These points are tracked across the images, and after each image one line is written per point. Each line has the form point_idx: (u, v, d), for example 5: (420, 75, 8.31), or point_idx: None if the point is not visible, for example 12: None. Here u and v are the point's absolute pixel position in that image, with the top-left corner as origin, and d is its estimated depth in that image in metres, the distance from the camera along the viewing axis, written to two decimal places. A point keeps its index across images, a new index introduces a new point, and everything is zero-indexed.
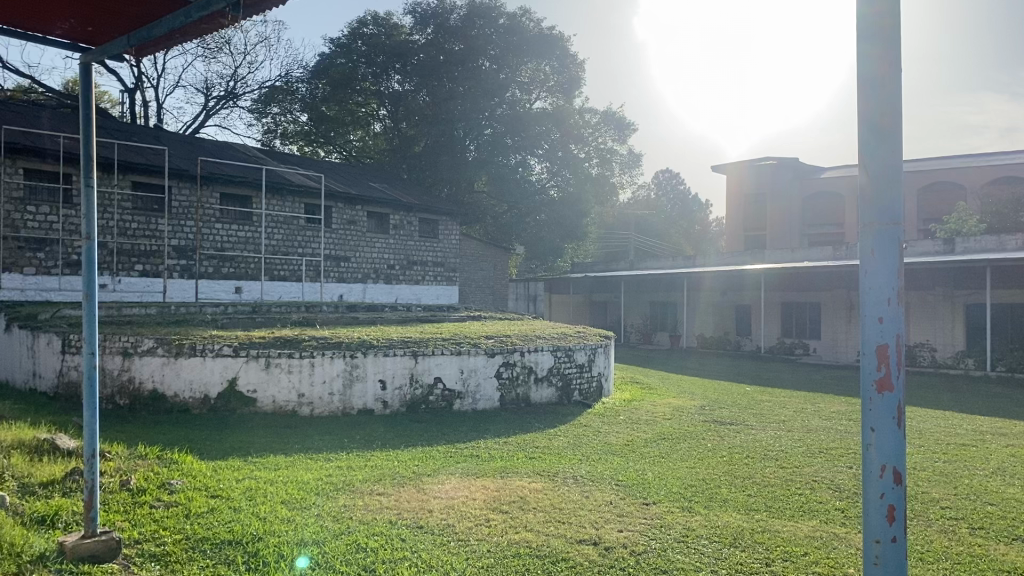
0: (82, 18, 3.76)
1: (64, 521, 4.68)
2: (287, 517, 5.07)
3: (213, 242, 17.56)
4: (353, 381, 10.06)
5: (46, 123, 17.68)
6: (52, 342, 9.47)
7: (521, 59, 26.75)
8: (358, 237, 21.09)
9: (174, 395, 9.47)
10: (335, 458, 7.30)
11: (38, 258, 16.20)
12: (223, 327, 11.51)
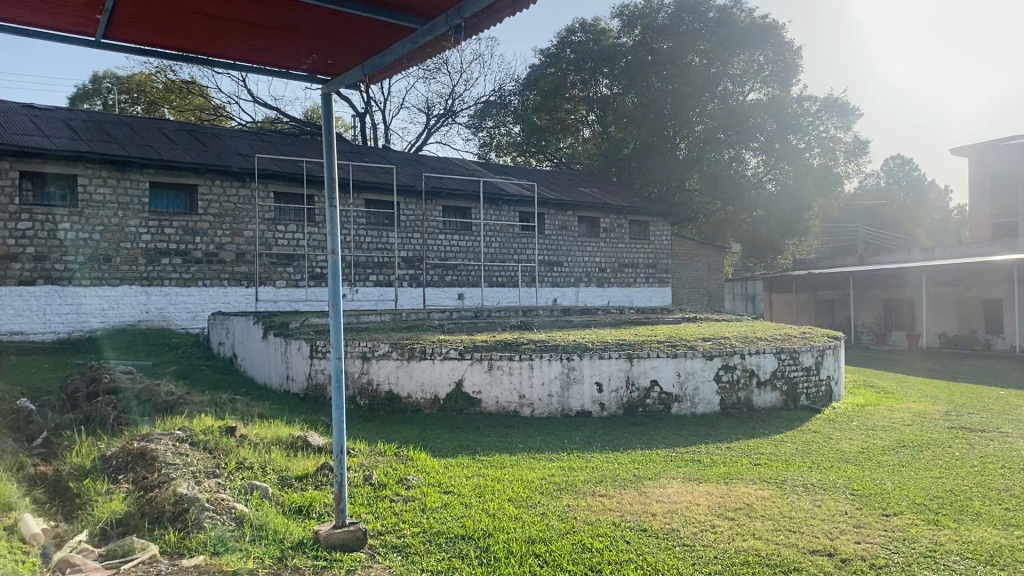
0: (323, 53, 4.14)
1: (318, 511, 5.12)
2: (515, 514, 5.25)
3: (437, 251, 18.62)
4: (570, 383, 10.22)
5: (291, 150, 19.48)
6: (301, 347, 10.42)
7: (733, 52, 25.82)
8: (572, 242, 21.39)
9: (408, 395, 10.07)
10: (557, 458, 7.47)
11: (288, 271, 17.92)
12: (448, 332, 12.13)
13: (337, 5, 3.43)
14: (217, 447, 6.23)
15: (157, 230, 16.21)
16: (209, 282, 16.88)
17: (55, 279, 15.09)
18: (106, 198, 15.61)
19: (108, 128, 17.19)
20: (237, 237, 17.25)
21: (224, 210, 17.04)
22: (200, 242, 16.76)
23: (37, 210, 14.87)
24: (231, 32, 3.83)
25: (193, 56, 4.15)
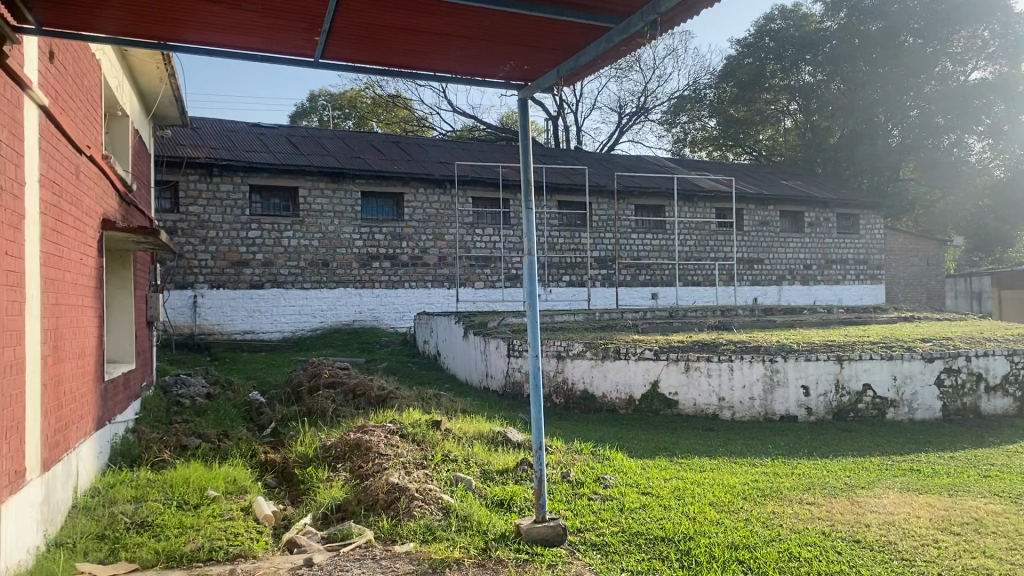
0: (520, 59, 4.24)
1: (518, 505, 5.24)
2: (717, 519, 5.11)
3: (631, 251, 18.57)
4: (774, 386, 9.80)
5: (488, 156, 20.10)
6: (499, 346, 10.72)
7: (954, 28, 23.08)
8: (773, 238, 20.56)
9: (603, 395, 10.10)
10: (761, 464, 7.20)
11: (486, 273, 18.49)
12: (644, 332, 12.03)
13: (530, 9, 3.49)
14: (424, 440, 6.56)
15: (367, 236, 17.26)
16: (414, 284, 17.74)
17: (279, 283, 16.44)
18: (323, 208, 16.82)
19: (323, 142, 18.52)
20: (439, 241, 18.00)
21: (427, 215, 17.86)
22: (406, 246, 17.66)
23: (264, 220, 16.27)
24: (430, 44, 3.98)
25: (395, 67, 4.36)
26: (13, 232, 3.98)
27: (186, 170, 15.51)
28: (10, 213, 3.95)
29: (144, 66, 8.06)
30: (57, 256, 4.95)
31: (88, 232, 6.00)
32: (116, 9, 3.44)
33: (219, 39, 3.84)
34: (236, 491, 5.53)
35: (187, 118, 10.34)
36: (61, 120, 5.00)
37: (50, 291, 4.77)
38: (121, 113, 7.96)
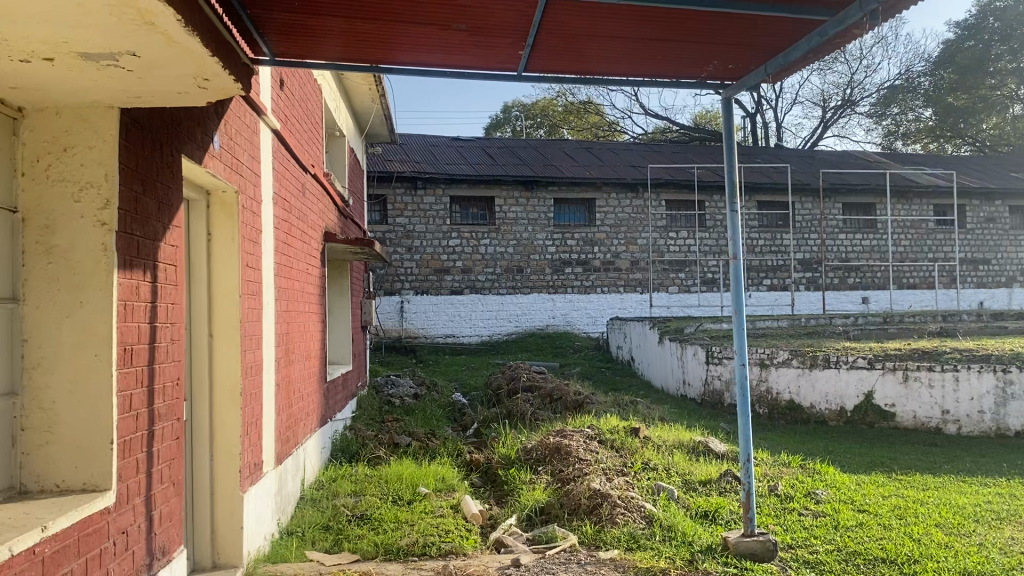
0: (724, 59, 4.13)
1: (725, 518, 5.08)
2: (944, 542, 4.73)
3: (837, 252, 17.65)
4: (1006, 399, 8.86)
5: (682, 159, 19.79)
6: (697, 353, 10.52)
7: None
8: (1001, 235, 18.76)
9: (811, 406, 9.63)
10: (992, 483, 6.58)
11: (681, 278, 18.19)
12: (854, 338, 11.36)
13: (734, 9, 3.39)
14: (623, 447, 6.54)
15: (561, 242, 17.47)
16: (607, 288, 17.76)
17: (478, 289, 16.99)
18: (518, 216, 17.24)
19: (519, 151, 18.98)
20: (632, 246, 17.92)
21: (620, 220, 17.85)
22: (598, 251, 17.73)
23: (464, 228, 16.91)
24: (627, 50, 3.97)
25: (591, 75, 4.39)
26: (252, 245, 4.37)
27: (393, 183, 16.45)
28: (250, 228, 4.35)
29: (358, 88, 8.64)
30: (287, 265, 5.41)
31: (312, 245, 6.50)
32: (336, 39, 3.70)
33: (425, 58, 4.03)
34: (444, 489, 5.77)
35: (396, 135, 10.95)
36: (290, 141, 5.44)
37: (282, 299, 5.21)
38: (339, 134, 8.56)
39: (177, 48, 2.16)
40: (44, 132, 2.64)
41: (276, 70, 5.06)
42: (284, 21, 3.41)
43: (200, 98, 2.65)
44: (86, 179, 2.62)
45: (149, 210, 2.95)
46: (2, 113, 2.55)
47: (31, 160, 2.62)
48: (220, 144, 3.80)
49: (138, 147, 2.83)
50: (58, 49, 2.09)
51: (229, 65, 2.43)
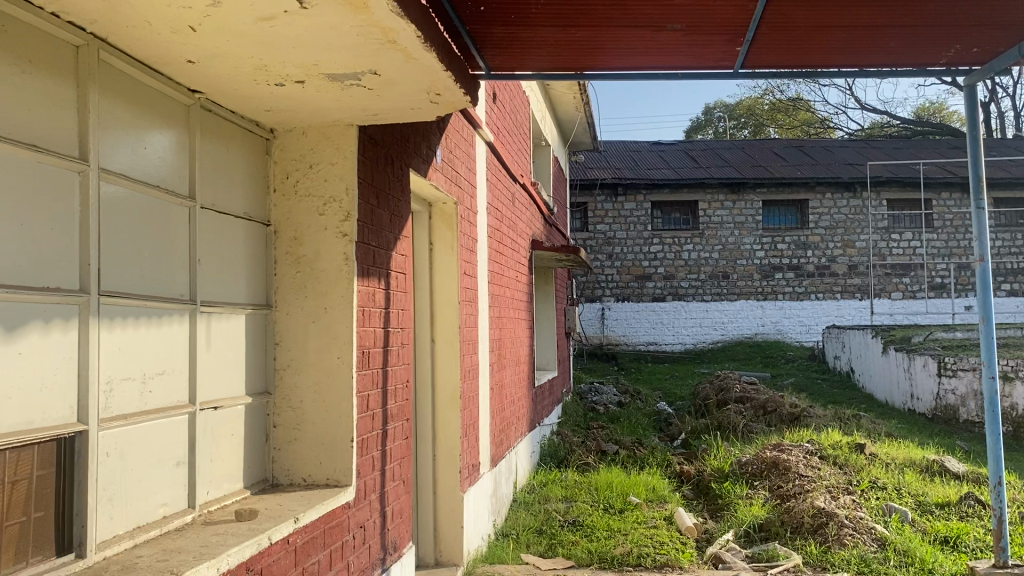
0: (968, 41, 3.76)
1: (970, 546, 4.62)
2: None
3: None
4: None
5: (904, 155, 18.41)
6: (927, 364, 9.72)
7: None
8: None
9: None
10: None
11: (905, 283, 16.92)
12: None
13: None
14: (847, 464, 6.14)
15: (770, 246, 16.77)
16: (822, 295, 16.82)
17: (681, 296, 16.65)
18: (724, 220, 16.79)
19: (723, 153, 18.45)
20: (849, 249, 16.87)
21: (835, 221, 16.90)
22: (811, 256, 16.84)
23: (666, 234, 16.71)
24: (856, 40, 3.72)
25: (812, 68, 4.15)
26: (469, 253, 4.49)
27: (595, 190, 16.63)
28: (468, 237, 4.48)
29: (563, 98, 8.73)
30: (499, 271, 5.53)
31: (521, 253, 6.61)
32: (549, 49, 3.73)
33: (635, 61, 3.97)
34: (656, 500, 5.66)
35: (600, 142, 10.97)
36: (501, 151, 5.57)
37: (495, 305, 5.33)
38: (545, 143, 8.69)
39: (415, 65, 2.25)
40: (293, 151, 2.85)
41: (490, 82, 5.19)
42: (502, 35, 3.48)
43: (431, 113, 2.75)
44: (329, 194, 2.80)
45: (382, 221, 3.10)
46: (257, 135, 2.77)
47: (282, 177, 2.84)
48: (442, 157, 3.96)
49: (372, 163, 2.99)
50: (309, 71, 2.25)
51: (460, 78, 2.50)
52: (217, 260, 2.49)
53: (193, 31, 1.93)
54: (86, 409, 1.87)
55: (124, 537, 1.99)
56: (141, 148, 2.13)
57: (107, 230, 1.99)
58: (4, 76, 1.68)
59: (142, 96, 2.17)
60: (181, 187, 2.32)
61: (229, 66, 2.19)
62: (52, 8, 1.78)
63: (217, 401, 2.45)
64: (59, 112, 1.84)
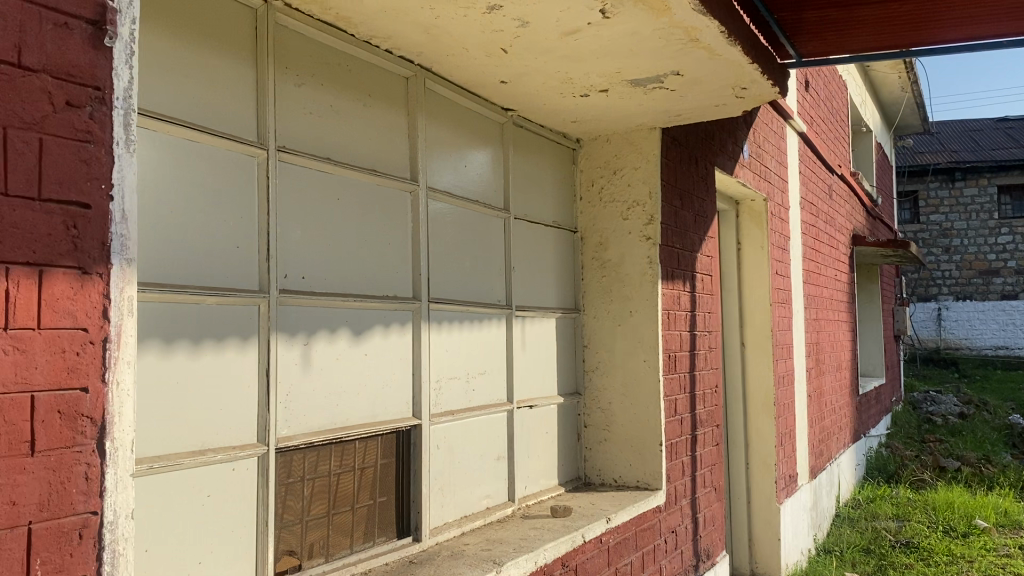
0: None
1: None
2: None
3: None
4: None
5: None
6: None
7: None
8: None
9: None
10: None
11: None
12: None
13: None
14: None
15: None
16: None
17: None
18: None
19: None
20: None
21: None
22: None
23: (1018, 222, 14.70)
24: None
25: None
26: (781, 253, 4.29)
27: (927, 178, 15.19)
28: (779, 235, 4.28)
29: (887, 79, 8.05)
30: (815, 271, 5.22)
31: (840, 249, 6.19)
32: (869, 28, 3.44)
33: (974, 31, 3.52)
34: (1009, 526, 4.99)
35: (932, 125, 9.96)
36: (816, 143, 5.25)
37: (811, 307, 5.04)
38: (866, 130, 8.06)
39: (718, 61, 2.19)
40: (598, 159, 2.91)
41: (802, 71, 4.92)
42: (816, 20, 3.28)
43: (737, 109, 2.67)
44: (633, 198, 2.82)
45: (686, 222, 3.06)
46: (565, 146, 2.87)
47: (588, 184, 2.92)
48: (749, 154, 3.82)
49: (675, 164, 2.96)
50: (612, 79, 2.28)
51: (769, 70, 2.38)
52: (530, 266, 2.63)
53: (505, 52, 2.05)
54: (420, 405, 2.06)
55: (452, 524, 2.16)
56: (460, 166, 2.31)
57: (435, 243, 2.18)
58: (347, 113, 1.92)
59: (462, 118, 2.35)
60: (497, 201, 2.48)
61: (539, 83, 2.29)
62: (386, 46, 1.99)
63: (533, 400, 2.58)
64: (391, 136, 2.05)
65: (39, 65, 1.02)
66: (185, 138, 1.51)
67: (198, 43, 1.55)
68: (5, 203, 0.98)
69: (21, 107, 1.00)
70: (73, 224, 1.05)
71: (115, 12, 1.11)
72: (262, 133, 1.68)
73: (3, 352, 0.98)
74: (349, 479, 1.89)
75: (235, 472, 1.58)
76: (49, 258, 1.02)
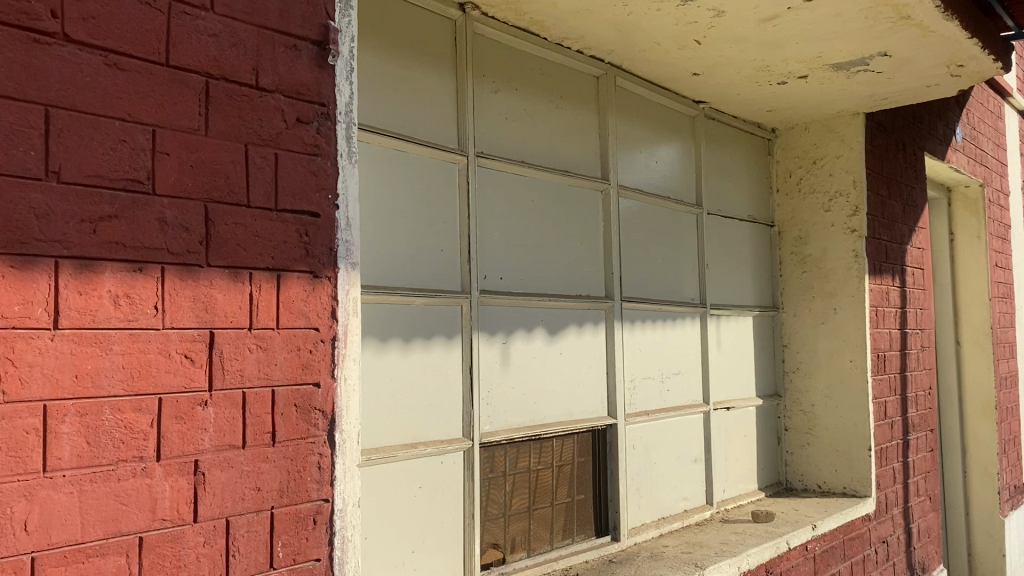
0: None
1: None
2: None
3: None
4: None
5: None
6: None
7: None
8: None
9: None
10: None
11: None
12: None
13: None
14: None
15: None
16: None
17: None
18: None
19: None
20: None
21: None
22: None
23: None
24: None
25: None
26: (1001, 243, 3.93)
27: None
28: (998, 224, 3.92)
29: None
30: None
31: None
32: None
33: None
34: None
35: None
36: None
37: None
38: None
39: (932, 38, 2.03)
40: (796, 148, 2.78)
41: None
42: None
43: (952, 89, 2.46)
44: (836, 188, 2.68)
45: (894, 212, 2.87)
46: (758, 137, 2.77)
47: (785, 176, 2.80)
48: (963, 136, 3.52)
49: (881, 151, 2.78)
50: (812, 65, 2.18)
51: (991, 44, 2.18)
52: (724, 263, 2.56)
53: (698, 44, 2.01)
54: (615, 404, 2.05)
55: (650, 525, 2.14)
56: (650, 162, 2.28)
57: (626, 240, 2.17)
58: (541, 115, 1.94)
59: (653, 113, 2.32)
60: (689, 196, 2.43)
61: (733, 73, 2.22)
62: (577, 46, 2.00)
63: (730, 401, 2.51)
64: (583, 136, 2.06)
65: (273, 85, 1.11)
66: (393, 148, 1.59)
67: (403, 57, 1.63)
68: (247, 214, 1.07)
69: (260, 124, 1.09)
70: (305, 232, 1.13)
71: (337, 32, 1.18)
72: (462, 140, 1.74)
73: (248, 350, 1.07)
74: (548, 475, 1.91)
75: (443, 465, 1.64)
76: (285, 264, 1.11)
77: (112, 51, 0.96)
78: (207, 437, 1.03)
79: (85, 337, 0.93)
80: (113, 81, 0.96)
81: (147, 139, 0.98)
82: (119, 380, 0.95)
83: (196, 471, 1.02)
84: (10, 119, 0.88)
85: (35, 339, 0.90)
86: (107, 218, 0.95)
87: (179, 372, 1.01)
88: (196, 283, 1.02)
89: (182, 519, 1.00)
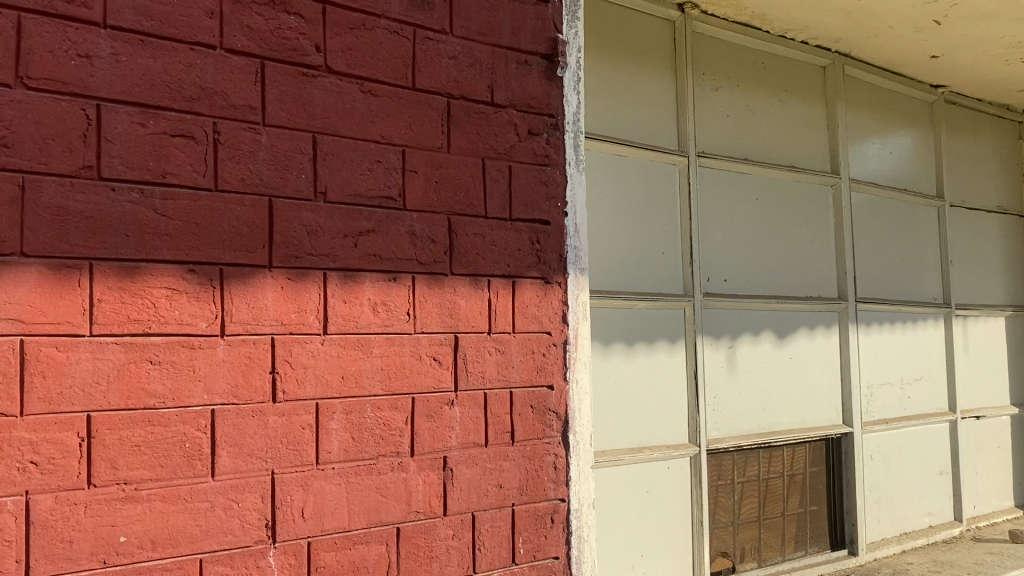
0: None
1: None
2: None
3: None
4: None
5: None
6: None
7: None
8: None
9: None
10: None
11: None
12: None
13: None
14: None
15: None
16: None
17: None
18: None
19: None
20: None
21: None
22: None
23: None
24: None
25: None
26: None
27: None
28: None
29: None
30: None
31: None
32: None
33: None
34: None
35: None
36: None
37: None
38: None
39: None
40: None
41: None
42: None
43: None
44: None
45: None
46: (1006, 120, 2.53)
47: None
48: None
49: None
50: None
51: None
52: (969, 260, 2.36)
53: (938, 25, 1.87)
54: (851, 412, 1.94)
55: (892, 540, 2.01)
56: (883, 153, 2.15)
57: (859, 238, 2.05)
58: (764, 110, 1.89)
59: (885, 101, 2.18)
60: (927, 188, 2.26)
61: (977, 52, 2.05)
62: (801, 37, 1.92)
63: (980, 410, 2.30)
64: (809, 130, 1.98)
65: (508, 101, 1.16)
66: (614, 153, 1.60)
67: (622, 63, 1.64)
68: (485, 224, 1.12)
69: (496, 138, 1.14)
70: (537, 240, 1.17)
71: (565, 44, 1.22)
72: (683, 141, 1.72)
73: (489, 352, 1.13)
74: (779, 484, 1.85)
75: (670, 470, 1.63)
76: (520, 270, 1.15)
77: (367, 78, 1.04)
78: (455, 435, 1.09)
79: (349, 341, 1.02)
80: (367, 106, 1.04)
81: (398, 159, 1.06)
82: (379, 380, 1.03)
83: (445, 467, 1.08)
84: (284, 146, 0.97)
85: (309, 343, 0.99)
86: (366, 233, 1.03)
87: (428, 373, 1.07)
88: (442, 290, 1.09)
89: (433, 512, 1.07)
